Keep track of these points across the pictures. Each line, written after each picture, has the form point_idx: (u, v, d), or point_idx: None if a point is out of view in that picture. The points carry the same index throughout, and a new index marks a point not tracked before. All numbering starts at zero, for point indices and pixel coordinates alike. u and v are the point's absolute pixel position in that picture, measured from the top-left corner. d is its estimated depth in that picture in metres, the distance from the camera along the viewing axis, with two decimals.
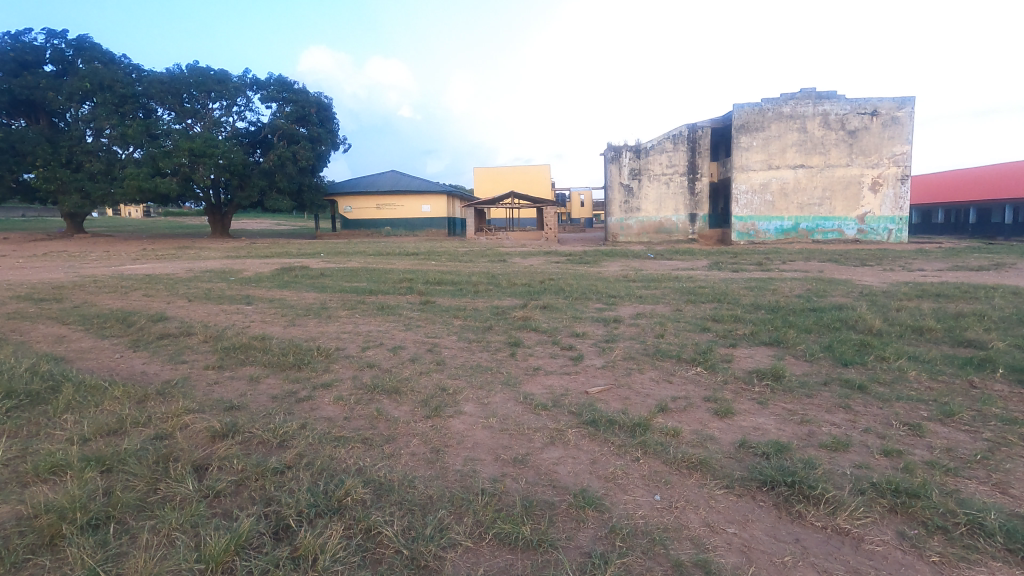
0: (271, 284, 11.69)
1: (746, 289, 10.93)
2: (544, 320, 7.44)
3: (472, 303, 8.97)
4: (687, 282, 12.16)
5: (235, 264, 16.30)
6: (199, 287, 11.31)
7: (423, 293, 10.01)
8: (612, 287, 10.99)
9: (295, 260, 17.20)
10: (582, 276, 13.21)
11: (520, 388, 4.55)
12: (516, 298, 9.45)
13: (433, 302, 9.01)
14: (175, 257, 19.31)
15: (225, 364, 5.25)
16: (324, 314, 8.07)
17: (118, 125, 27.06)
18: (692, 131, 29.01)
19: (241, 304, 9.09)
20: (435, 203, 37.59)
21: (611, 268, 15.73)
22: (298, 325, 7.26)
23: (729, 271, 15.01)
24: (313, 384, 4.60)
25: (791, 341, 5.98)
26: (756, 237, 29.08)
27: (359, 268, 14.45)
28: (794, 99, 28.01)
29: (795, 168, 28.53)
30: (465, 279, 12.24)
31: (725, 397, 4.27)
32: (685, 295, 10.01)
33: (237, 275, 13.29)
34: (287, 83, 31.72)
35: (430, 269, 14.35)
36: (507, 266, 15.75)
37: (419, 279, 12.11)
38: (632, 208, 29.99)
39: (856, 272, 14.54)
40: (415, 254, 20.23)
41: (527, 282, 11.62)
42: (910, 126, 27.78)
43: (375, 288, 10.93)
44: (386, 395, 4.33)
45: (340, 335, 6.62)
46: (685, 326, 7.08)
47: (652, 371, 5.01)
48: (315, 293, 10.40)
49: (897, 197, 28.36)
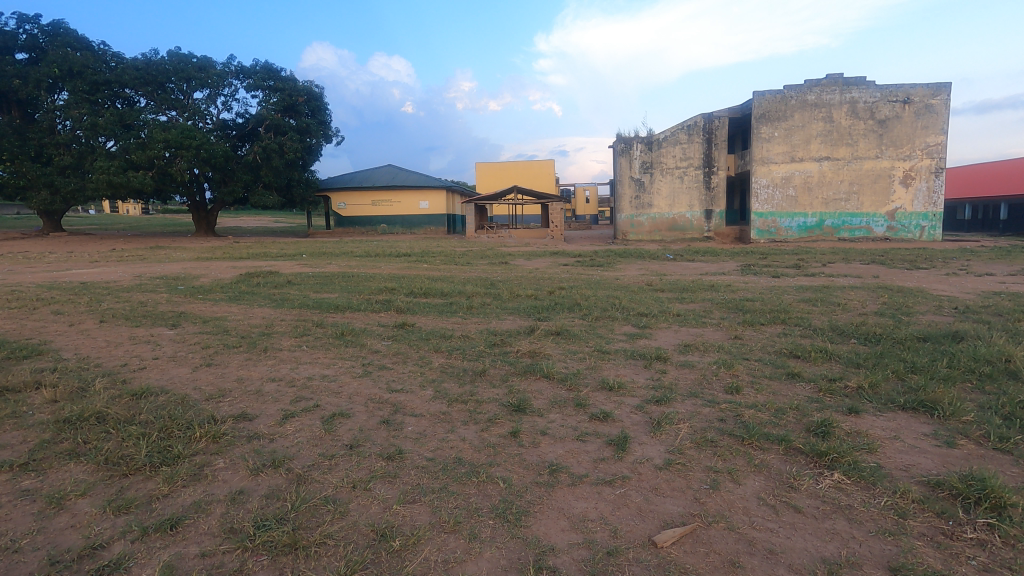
0: (221, 295, 9.60)
1: (806, 302, 8.80)
2: (558, 358, 5.32)
3: (463, 326, 6.86)
4: (726, 292, 10.04)
5: (196, 268, 14.24)
6: (132, 300, 9.23)
7: (401, 310, 7.91)
8: (639, 301, 8.87)
9: (267, 263, 15.12)
10: (598, 284, 11.10)
11: (530, 533, 2.45)
12: (519, 318, 7.36)
13: (413, 324, 6.93)
14: (140, 259, 17.35)
15: (36, 460, 3.15)
16: (261, 345, 5.97)
17: (88, 115, 24.92)
18: (708, 120, 26.73)
19: (164, 327, 7.00)
20: (433, 198, 35.56)
21: (629, 273, 13.62)
22: (216, 367, 5.15)
23: (767, 276, 12.94)
24: (148, 521, 2.51)
25: (948, 406, 3.84)
26: (778, 235, 26.89)
27: (336, 274, 12.38)
28: (819, 86, 25.73)
29: (820, 160, 26.30)
30: (459, 288, 10.16)
31: (933, 569, 2.19)
32: (734, 312, 7.89)
33: (189, 283, 11.23)
34: (274, 70, 29.51)
35: (418, 275, 12.25)
36: (510, 270, 13.70)
37: (402, 289, 10.03)
38: (644, 204, 27.76)
39: (917, 278, 12.40)
40: (408, 256, 18.14)
41: (534, 293, 9.55)
42: (946, 115, 25.50)
43: (346, 301, 8.87)
44: (271, 561, 2.24)
45: (267, 388, 4.53)
46: (759, 369, 4.93)
47: (758, 478, 2.92)
48: (270, 310, 8.29)
49: (931, 192, 26.11)
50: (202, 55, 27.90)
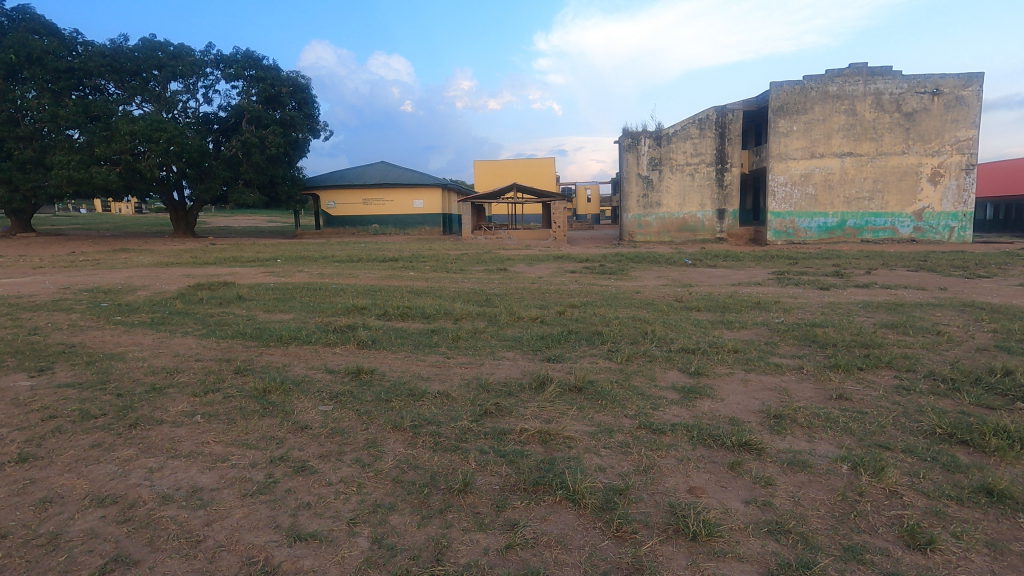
0: (145, 317, 7.59)
1: (889, 329, 6.77)
2: (588, 449, 3.33)
3: (442, 374, 4.85)
4: (778, 313, 8.04)
5: (143, 277, 12.21)
6: (25, 325, 7.18)
7: (363, 344, 5.91)
8: (677, 328, 6.85)
9: (228, 271, 13.12)
10: (615, 299, 9.18)
11: None
12: (521, 360, 5.34)
13: (372, 371, 4.89)
14: (96, 265, 15.48)
15: None
16: (133, 415, 3.93)
17: (48, 105, 22.83)
18: (721, 114, 24.72)
19: (21, 376, 4.96)
20: (428, 196, 33.60)
21: (648, 283, 11.68)
22: (26, 470, 3.12)
23: (810, 287, 10.99)
24: None
25: None
26: (796, 236, 24.87)
27: (302, 285, 10.41)
28: (841, 76, 23.72)
29: (842, 156, 24.30)
30: (445, 307, 8.17)
31: None
32: (808, 348, 5.89)
33: (120, 298, 9.25)
34: (255, 59, 27.52)
35: (400, 287, 10.29)
36: (510, 279, 11.83)
37: (373, 308, 8.03)
38: (652, 203, 25.75)
39: (990, 290, 10.48)
40: (395, 260, 16.31)
41: (540, 315, 7.59)
42: (977, 107, 23.50)
43: (296, 327, 6.86)
44: None
45: (71, 532, 2.51)
46: (929, 479, 2.94)
47: None
48: (191, 342, 6.24)
49: (960, 190, 24.13)
50: (178, 43, 25.94)
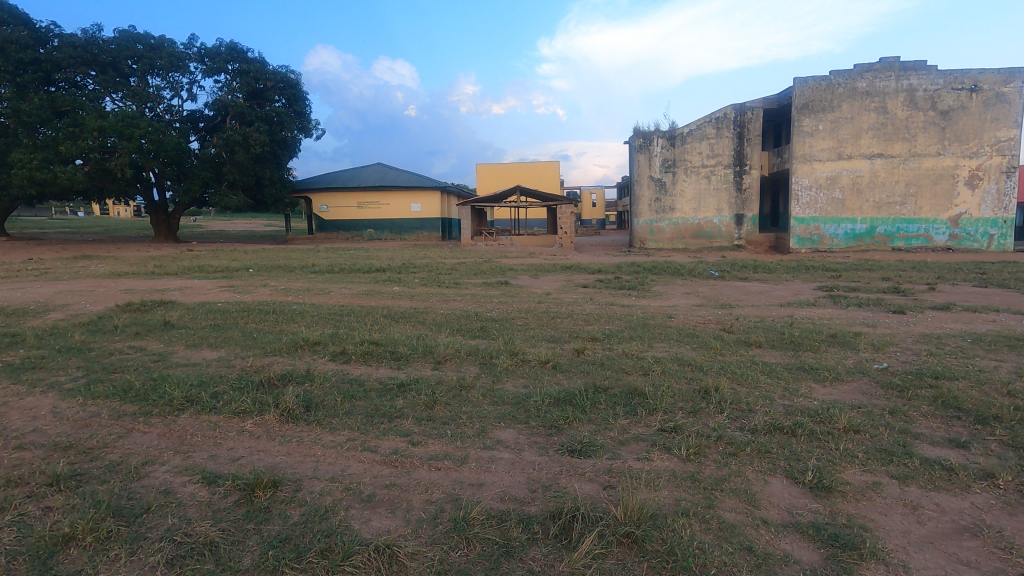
0: (13, 359, 5.56)
1: None
2: None
3: (396, 493, 2.87)
4: (867, 353, 5.99)
5: (74, 292, 10.25)
6: None
7: (290, 416, 3.91)
8: (745, 382, 4.81)
9: (179, 286, 11.13)
10: (646, 328, 7.16)
11: None
12: (526, 454, 3.33)
13: (278, 484, 2.91)
14: (39, 275, 13.60)
15: None
16: None
17: (10, 99, 21.00)
18: (740, 112, 22.76)
19: None
20: (426, 200, 31.68)
21: (679, 303, 9.65)
22: None
23: (878, 310, 8.95)
24: None
25: None
26: (821, 244, 22.75)
27: (253, 306, 8.40)
28: (871, 71, 21.70)
29: (873, 157, 22.22)
30: (425, 342, 6.14)
31: None
32: (962, 428, 3.83)
33: (13, 324, 7.25)
34: (239, 51, 25.62)
35: (373, 309, 8.30)
36: (511, 297, 9.89)
37: (329, 344, 6.02)
38: (665, 207, 23.69)
39: None
40: (380, 270, 14.40)
41: (551, 356, 5.53)
42: (1020, 104, 21.39)
43: (207, 378, 4.84)
44: None
45: None
46: None
47: None
48: (40, 407, 4.22)
49: (1001, 194, 21.97)
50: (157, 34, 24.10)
